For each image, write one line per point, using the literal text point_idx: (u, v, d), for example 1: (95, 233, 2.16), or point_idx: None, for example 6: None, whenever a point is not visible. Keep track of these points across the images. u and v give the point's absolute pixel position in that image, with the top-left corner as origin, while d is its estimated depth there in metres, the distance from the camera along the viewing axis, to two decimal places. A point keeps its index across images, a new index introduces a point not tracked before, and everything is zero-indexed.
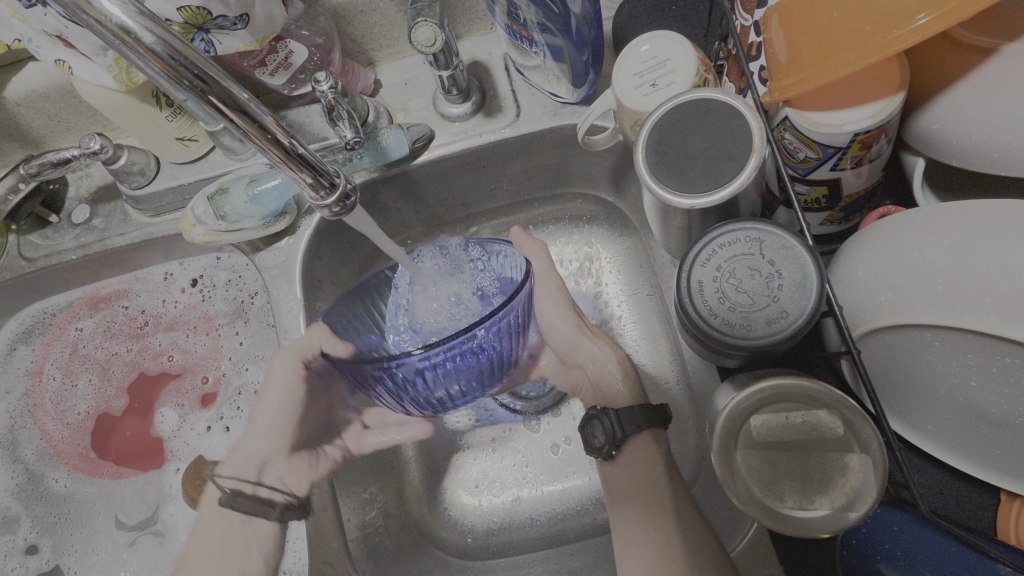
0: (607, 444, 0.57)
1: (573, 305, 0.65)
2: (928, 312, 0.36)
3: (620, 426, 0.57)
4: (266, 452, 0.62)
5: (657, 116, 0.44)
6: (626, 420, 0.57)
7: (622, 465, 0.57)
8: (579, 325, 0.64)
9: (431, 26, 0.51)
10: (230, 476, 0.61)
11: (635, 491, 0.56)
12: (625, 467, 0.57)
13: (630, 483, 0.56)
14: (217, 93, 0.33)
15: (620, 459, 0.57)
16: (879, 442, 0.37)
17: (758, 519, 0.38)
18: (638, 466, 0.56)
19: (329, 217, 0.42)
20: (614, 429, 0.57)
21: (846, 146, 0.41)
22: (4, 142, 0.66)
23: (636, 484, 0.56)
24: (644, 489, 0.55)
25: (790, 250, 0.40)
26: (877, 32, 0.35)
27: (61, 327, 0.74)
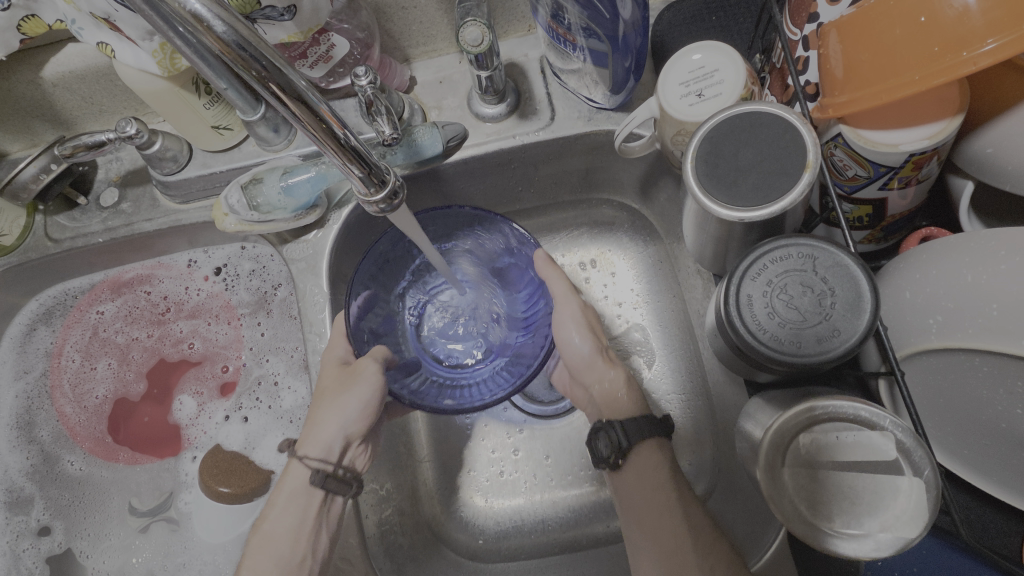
0: (612, 454, 0.54)
1: (597, 328, 0.62)
2: (981, 336, 0.35)
3: (626, 437, 0.54)
4: (348, 434, 0.57)
5: (709, 127, 0.44)
6: (632, 431, 0.54)
7: (630, 474, 0.54)
8: (599, 347, 0.60)
9: (480, 26, 0.53)
10: (320, 461, 0.56)
11: (649, 512, 0.52)
12: (634, 478, 0.53)
13: (642, 496, 0.52)
14: (278, 81, 0.34)
15: (626, 471, 0.54)
16: (933, 467, 0.36)
17: (805, 538, 0.37)
18: (643, 474, 0.53)
19: (373, 213, 0.43)
20: (621, 442, 0.54)
21: (899, 166, 0.41)
22: (36, 122, 0.66)
23: (644, 494, 0.52)
24: (653, 507, 0.52)
25: (844, 268, 0.40)
26: (946, 54, 0.35)
27: (82, 310, 0.74)
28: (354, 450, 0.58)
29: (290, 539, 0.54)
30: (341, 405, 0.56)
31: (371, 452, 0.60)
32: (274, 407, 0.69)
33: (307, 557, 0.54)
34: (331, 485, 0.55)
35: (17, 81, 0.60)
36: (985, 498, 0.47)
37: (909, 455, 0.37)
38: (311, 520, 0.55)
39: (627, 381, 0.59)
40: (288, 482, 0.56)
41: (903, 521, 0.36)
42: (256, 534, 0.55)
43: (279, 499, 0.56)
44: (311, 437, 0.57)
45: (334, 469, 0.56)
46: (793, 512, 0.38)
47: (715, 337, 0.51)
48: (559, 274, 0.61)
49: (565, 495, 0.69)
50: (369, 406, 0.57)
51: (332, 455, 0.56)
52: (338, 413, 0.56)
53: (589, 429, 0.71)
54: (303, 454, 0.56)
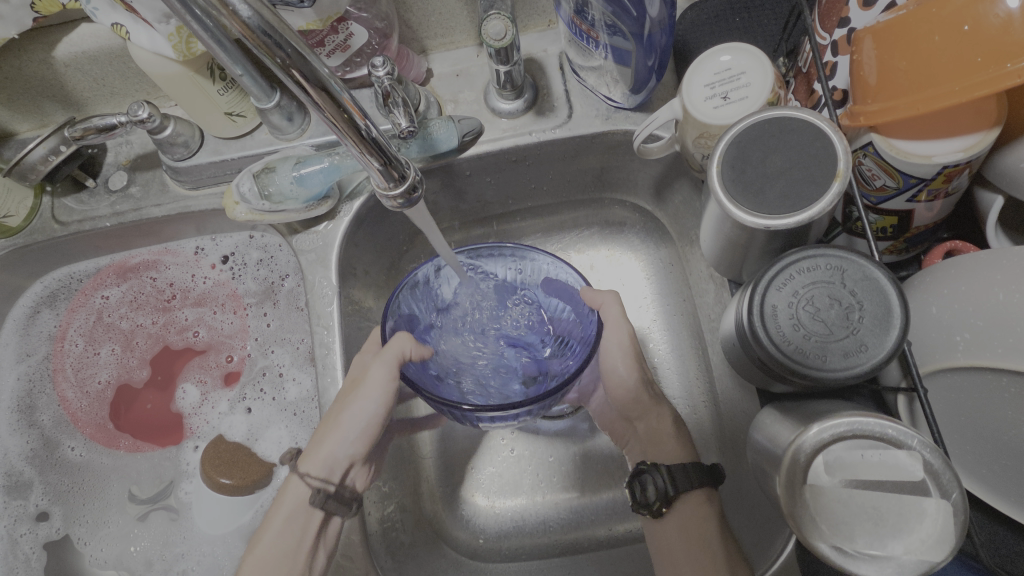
0: (657, 502, 0.54)
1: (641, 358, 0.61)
2: (1010, 356, 0.35)
3: (673, 485, 0.54)
4: (350, 455, 0.56)
5: (736, 131, 0.43)
6: (680, 480, 0.54)
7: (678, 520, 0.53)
8: (644, 381, 0.60)
9: (503, 20, 0.52)
10: (322, 479, 0.55)
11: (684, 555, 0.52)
12: (679, 526, 0.53)
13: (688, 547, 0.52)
14: (302, 70, 0.33)
15: (671, 517, 0.54)
16: (960, 490, 0.36)
17: (826, 558, 0.37)
18: (691, 524, 0.53)
19: (391, 208, 0.42)
20: (667, 489, 0.53)
21: (930, 178, 0.40)
22: (46, 102, 0.65)
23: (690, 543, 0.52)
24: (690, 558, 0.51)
25: (873, 282, 0.39)
26: (989, 64, 0.34)
27: (87, 294, 0.73)
28: (355, 469, 0.57)
29: (283, 562, 0.53)
30: (342, 424, 0.55)
31: (371, 471, 0.60)
32: (279, 399, 0.68)
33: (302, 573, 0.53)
34: (330, 506, 0.54)
35: (28, 60, 0.59)
36: (998, 516, 0.46)
37: (937, 477, 0.36)
38: (311, 537, 0.54)
39: (674, 421, 0.60)
40: (288, 500, 0.55)
41: (928, 545, 0.36)
42: (252, 549, 0.55)
43: (279, 513, 0.55)
44: (316, 450, 0.56)
45: (333, 489, 0.55)
46: (812, 530, 0.37)
47: (730, 344, 0.50)
48: (613, 298, 0.59)
49: (567, 496, 0.69)
50: (371, 423, 0.56)
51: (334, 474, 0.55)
52: (340, 430, 0.55)
53: (594, 431, 0.71)
54: (303, 471, 0.55)
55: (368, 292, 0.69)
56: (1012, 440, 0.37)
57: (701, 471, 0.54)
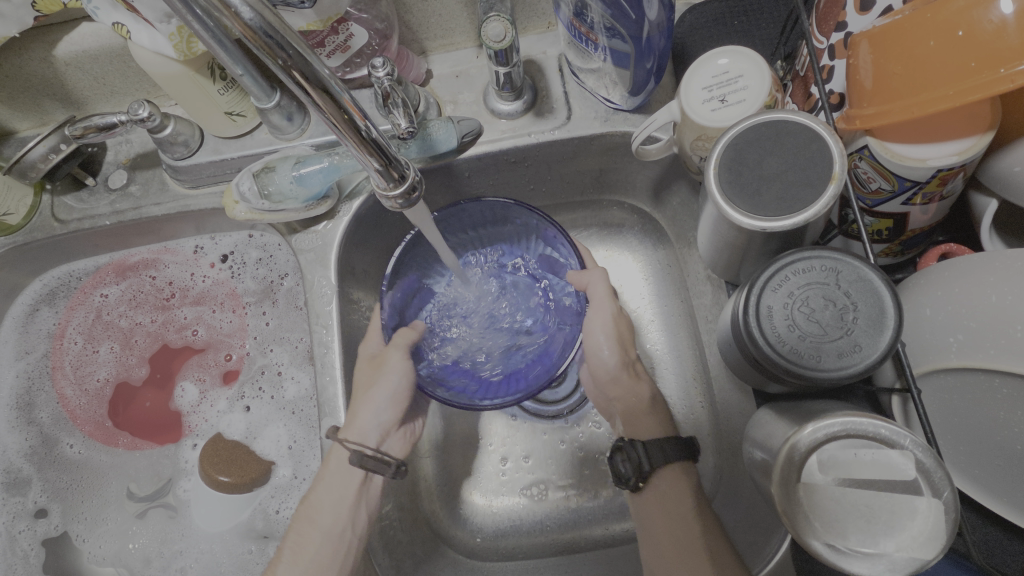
0: (634, 476, 0.55)
1: (627, 338, 0.59)
2: (1002, 358, 0.35)
3: (648, 459, 0.55)
4: (384, 423, 0.57)
5: (733, 133, 0.43)
6: (655, 454, 0.55)
7: (655, 495, 0.55)
8: (625, 360, 0.59)
9: (503, 22, 0.53)
10: (357, 445, 0.56)
11: (667, 534, 0.52)
12: (661, 502, 0.54)
13: (667, 524, 0.53)
14: (304, 71, 0.33)
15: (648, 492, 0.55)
16: (951, 489, 0.36)
17: (818, 554, 0.37)
18: (670, 503, 0.53)
19: (391, 207, 0.42)
20: (642, 463, 0.55)
21: (925, 181, 0.41)
22: (46, 100, 0.65)
23: (668, 520, 0.53)
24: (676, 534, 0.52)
25: (867, 282, 0.40)
26: (982, 70, 0.34)
27: (86, 292, 0.73)
28: (390, 436, 0.59)
29: (332, 511, 0.56)
30: (373, 397, 0.56)
31: (408, 438, 0.61)
32: (277, 398, 0.69)
33: (347, 530, 0.56)
34: (370, 465, 0.55)
35: (29, 59, 0.59)
36: (991, 517, 0.47)
37: (929, 477, 0.36)
38: (351, 491, 0.56)
39: (652, 398, 0.59)
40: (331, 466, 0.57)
41: (919, 543, 0.36)
42: (301, 509, 0.57)
43: (323, 477, 0.57)
44: (352, 422, 0.57)
45: (372, 452, 0.56)
46: (806, 529, 0.37)
47: (727, 345, 0.50)
48: (601, 276, 0.57)
49: (564, 496, 0.69)
50: (403, 391, 0.57)
51: (370, 442, 0.57)
52: (372, 403, 0.56)
53: (592, 431, 0.71)
54: (343, 438, 0.56)
55: (367, 291, 0.69)
56: (1004, 440, 0.38)
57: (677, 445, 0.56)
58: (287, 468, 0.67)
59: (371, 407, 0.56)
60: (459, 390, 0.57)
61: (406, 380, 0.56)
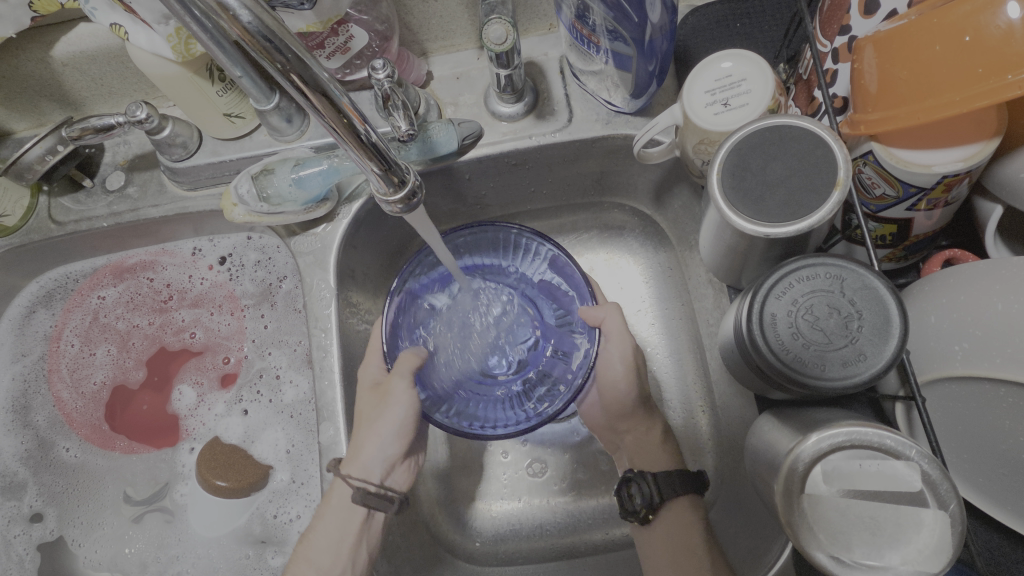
0: (644, 509, 0.55)
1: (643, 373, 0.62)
2: (1008, 367, 0.35)
3: (658, 492, 0.55)
4: (389, 456, 0.58)
5: (737, 138, 0.43)
6: (664, 485, 0.56)
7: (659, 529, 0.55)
8: (641, 395, 0.61)
9: (504, 25, 0.52)
10: (362, 481, 0.56)
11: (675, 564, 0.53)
12: (665, 535, 0.55)
13: (674, 556, 0.53)
14: (302, 75, 0.33)
15: (655, 525, 0.56)
16: (957, 500, 0.36)
17: (822, 566, 0.37)
18: (678, 535, 0.54)
19: (391, 212, 0.42)
20: (653, 497, 0.55)
21: (930, 187, 0.40)
22: (43, 101, 0.65)
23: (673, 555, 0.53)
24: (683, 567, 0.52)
25: (872, 291, 0.39)
26: (990, 75, 0.34)
27: (83, 294, 0.73)
28: (394, 468, 0.60)
29: (332, 550, 0.55)
30: (378, 430, 0.57)
31: (411, 469, 0.62)
32: (275, 401, 0.68)
33: (347, 570, 0.55)
34: (371, 502, 0.56)
35: (26, 59, 0.59)
36: (994, 524, 0.47)
37: (934, 488, 0.36)
38: (355, 529, 0.57)
39: (662, 434, 0.61)
40: (334, 498, 0.57)
41: (925, 555, 0.36)
42: (300, 546, 0.57)
43: (325, 513, 0.57)
44: (355, 455, 0.57)
45: (375, 488, 0.57)
46: (810, 540, 0.37)
47: (729, 350, 0.50)
48: (617, 312, 0.59)
49: (564, 500, 0.69)
50: (407, 424, 0.58)
51: (375, 477, 0.57)
52: (377, 437, 0.57)
53: (592, 436, 0.71)
54: (346, 473, 0.56)
55: (366, 294, 0.69)
56: (1009, 450, 0.37)
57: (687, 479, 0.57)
58: (285, 472, 0.66)
59: (377, 442, 0.57)
60: (456, 414, 0.55)
61: (410, 412, 0.57)
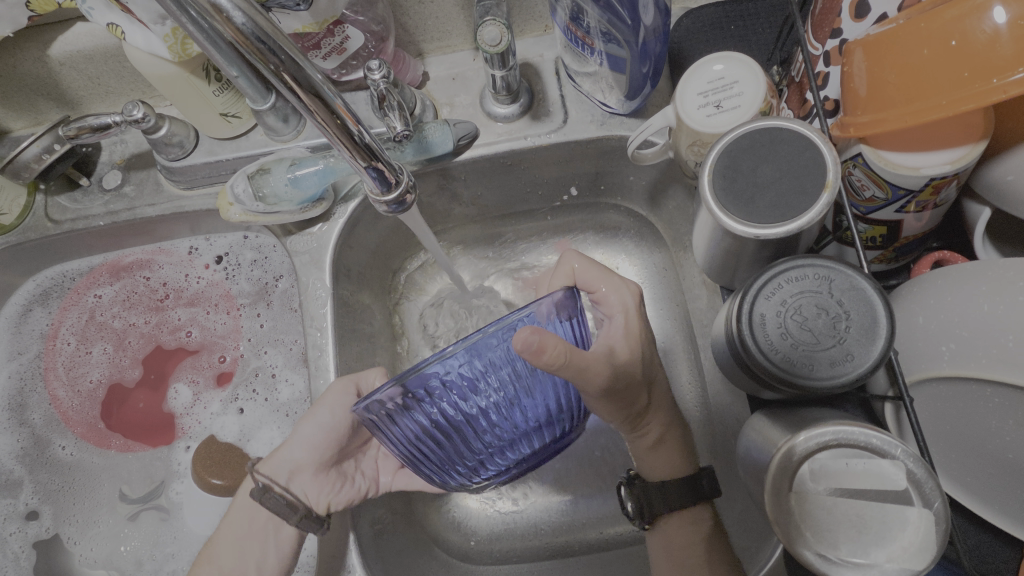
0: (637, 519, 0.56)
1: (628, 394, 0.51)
2: (994, 367, 0.35)
3: (649, 502, 0.55)
4: (300, 460, 0.59)
5: (728, 141, 0.43)
6: (656, 497, 0.55)
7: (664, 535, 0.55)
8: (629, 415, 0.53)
9: (498, 26, 0.52)
10: (266, 479, 0.57)
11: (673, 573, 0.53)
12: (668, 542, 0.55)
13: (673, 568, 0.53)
14: (297, 77, 0.33)
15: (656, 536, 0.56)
16: (941, 499, 0.36)
17: (809, 566, 0.37)
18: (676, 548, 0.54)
19: (382, 212, 0.43)
20: (644, 508, 0.56)
21: (918, 190, 0.41)
22: (40, 100, 0.65)
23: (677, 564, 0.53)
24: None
25: (860, 291, 0.40)
26: (975, 80, 0.34)
27: (80, 293, 0.73)
28: (307, 480, 0.59)
29: (235, 553, 0.55)
30: (296, 432, 0.59)
31: (332, 493, 0.59)
32: (271, 400, 0.68)
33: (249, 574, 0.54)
34: (269, 502, 0.55)
35: (23, 58, 0.59)
36: (980, 522, 0.48)
37: (920, 487, 0.36)
38: (258, 529, 0.56)
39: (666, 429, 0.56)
40: (241, 497, 0.58)
41: (910, 553, 0.36)
42: (206, 548, 0.56)
43: (230, 514, 0.58)
44: (273, 458, 0.59)
45: (276, 489, 0.56)
46: (798, 539, 0.37)
47: (721, 350, 0.50)
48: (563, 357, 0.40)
49: (558, 500, 0.69)
50: (325, 433, 0.58)
51: (279, 478, 0.58)
52: (293, 439, 0.59)
53: (586, 435, 0.71)
54: (257, 471, 0.58)
55: (362, 293, 0.69)
56: (995, 449, 0.38)
57: (682, 488, 0.55)
58: None
59: (294, 445, 0.59)
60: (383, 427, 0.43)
61: (333, 420, 0.58)
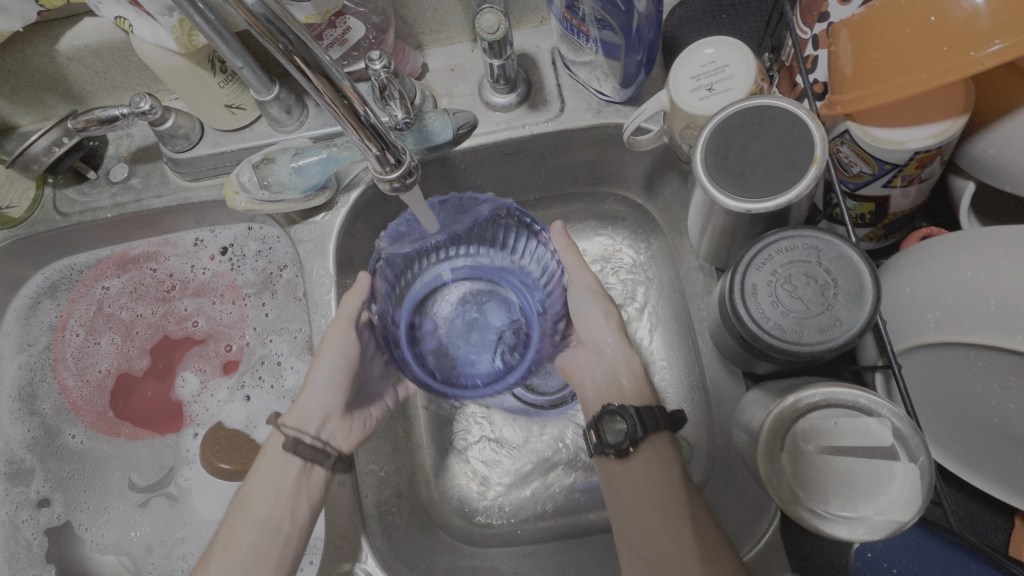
0: (624, 443, 0.54)
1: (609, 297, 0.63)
2: (977, 331, 0.36)
3: (641, 427, 0.54)
4: (326, 407, 0.60)
5: (719, 119, 0.45)
6: (649, 423, 0.54)
7: (636, 466, 0.54)
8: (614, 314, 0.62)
9: (496, 14, 0.54)
10: (296, 430, 0.58)
11: (649, 497, 0.52)
12: (642, 472, 0.53)
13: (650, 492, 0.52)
14: (304, 56, 0.35)
15: (634, 463, 0.54)
16: (926, 454, 0.38)
17: (801, 519, 0.39)
18: (654, 476, 0.53)
19: (386, 191, 0.44)
20: (634, 431, 0.54)
21: (904, 164, 0.42)
22: (48, 95, 0.66)
23: (650, 491, 0.52)
24: (654, 501, 0.52)
25: (847, 260, 0.41)
26: (954, 53, 0.36)
27: (87, 285, 0.74)
28: (333, 424, 0.60)
29: (270, 501, 0.55)
30: (312, 380, 0.60)
31: (355, 428, 0.62)
32: (276, 387, 0.70)
33: (284, 521, 0.55)
34: (304, 452, 0.57)
35: (32, 53, 0.60)
36: (969, 491, 0.49)
37: (906, 443, 0.39)
38: (294, 478, 0.56)
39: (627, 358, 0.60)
40: (268, 452, 0.58)
41: (896, 506, 0.38)
42: (238, 498, 0.56)
43: (260, 466, 0.57)
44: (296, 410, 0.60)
45: (309, 439, 0.58)
46: (790, 496, 0.40)
47: (717, 327, 0.51)
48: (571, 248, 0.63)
49: (559, 483, 0.70)
50: (343, 374, 0.60)
51: (309, 427, 0.59)
52: (311, 388, 0.59)
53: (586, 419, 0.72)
54: (282, 423, 0.59)
55: None
56: (981, 413, 0.39)
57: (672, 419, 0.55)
58: None
59: (315, 392, 0.60)
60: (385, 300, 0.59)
61: (344, 360, 0.60)
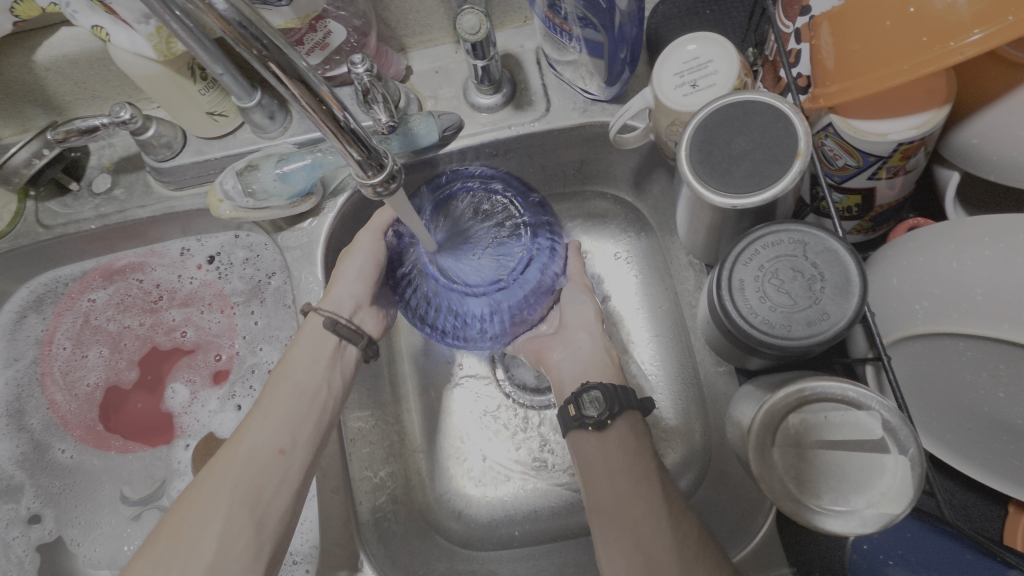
0: (603, 415, 0.53)
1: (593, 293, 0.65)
2: (965, 320, 0.36)
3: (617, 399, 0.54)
4: (358, 297, 0.59)
5: (703, 115, 0.44)
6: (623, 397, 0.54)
7: (612, 440, 0.53)
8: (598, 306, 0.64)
9: (477, 13, 0.53)
10: (331, 312, 0.58)
11: (622, 467, 0.51)
12: (616, 444, 0.52)
13: (623, 462, 0.51)
14: (280, 62, 0.34)
15: (609, 436, 0.53)
16: (916, 446, 0.39)
17: (794, 514, 0.39)
18: (626, 448, 0.52)
19: (369, 196, 0.43)
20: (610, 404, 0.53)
21: (888, 156, 0.42)
22: (27, 107, 0.66)
23: (623, 463, 0.51)
24: (628, 469, 0.51)
25: (833, 253, 0.41)
26: (933, 44, 0.36)
27: (73, 298, 0.73)
28: (364, 312, 0.60)
29: (310, 373, 0.56)
30: (342, 271, 0.59)
31: (383, 318, 0.63)
32: None
33: (322, 391, 0.56)
34: (343, 331, 0.57)
35: (9, 65, 0.60)
36: (964, 481, 0.49)
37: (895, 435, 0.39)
38: (329, 354, 0.57)
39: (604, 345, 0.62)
40: (304, 336, 0.58)
41: (887, 498, 0.38)
42: (275, 373, 0.56)
43: (297, 344, 0.58)
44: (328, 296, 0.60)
45: (344, 320, 0.58)
46: (781, 492, 0.40)
47: (707, 323, 0.51)
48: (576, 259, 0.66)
49: (556, 484, 0.70)
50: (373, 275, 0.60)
51: (343, 311, 0.59)
52: (343, 276, 0.59)
53: None
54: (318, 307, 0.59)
55: None
56: (972, 402, 0.39)
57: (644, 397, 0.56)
58: None
59: (346, 281, 0.59)
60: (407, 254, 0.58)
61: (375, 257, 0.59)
